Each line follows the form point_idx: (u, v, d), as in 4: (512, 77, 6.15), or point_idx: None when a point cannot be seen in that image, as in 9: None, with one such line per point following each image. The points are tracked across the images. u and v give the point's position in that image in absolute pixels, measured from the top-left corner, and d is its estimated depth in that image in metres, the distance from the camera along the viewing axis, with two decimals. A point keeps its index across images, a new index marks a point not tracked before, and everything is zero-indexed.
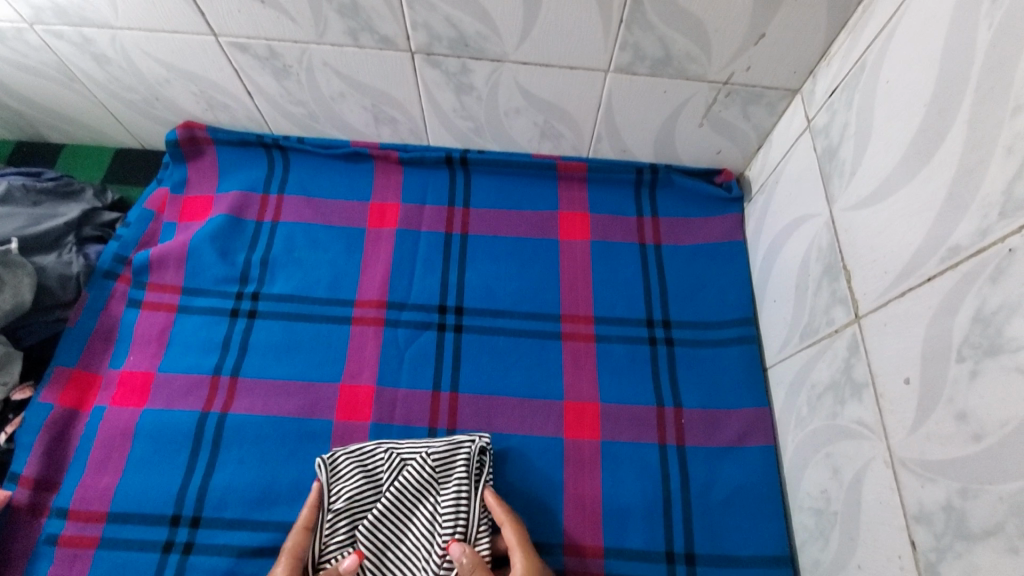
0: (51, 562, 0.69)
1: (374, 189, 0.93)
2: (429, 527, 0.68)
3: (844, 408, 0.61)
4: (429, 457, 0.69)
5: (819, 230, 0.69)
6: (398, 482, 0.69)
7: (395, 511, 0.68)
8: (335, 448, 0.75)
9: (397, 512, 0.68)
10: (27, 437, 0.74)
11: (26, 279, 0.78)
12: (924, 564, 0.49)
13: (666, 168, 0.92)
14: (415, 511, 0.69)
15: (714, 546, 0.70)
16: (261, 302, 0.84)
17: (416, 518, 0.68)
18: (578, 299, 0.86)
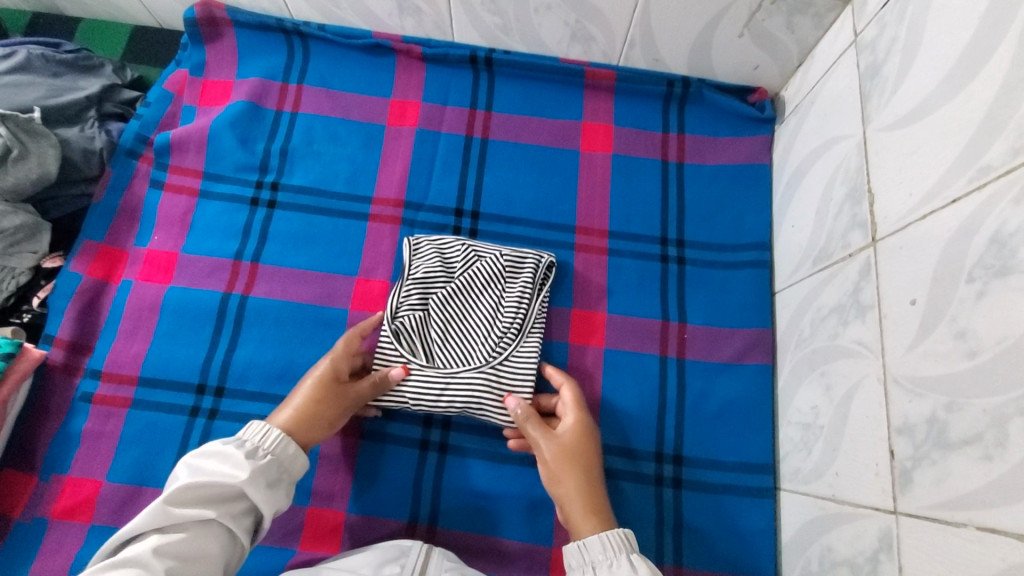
0: (86, 417, 0.74)
1: (395, 86, 0.91)
2: (492, 312, 0.75)
3: (846, 329, 0.62)
4: (503, 257, 0.78)
5: (849, 152, 0.67)
6: (470, 271, 0.77)
7: (464, 293, 0.76)
8: None
9: (467, 292, 0.76)
10: (60, 302, 0.78)
11: (50, 150, 0.80)
12: (899, 471, 0.52)
13: (699, 82, 0.89)
14: (482, 297, 0.76)
15: (702, 452, 0.75)
16: (281, 193, 0.85)
17: (480, 304, 0.76)
18: (594, 212, 0.86)
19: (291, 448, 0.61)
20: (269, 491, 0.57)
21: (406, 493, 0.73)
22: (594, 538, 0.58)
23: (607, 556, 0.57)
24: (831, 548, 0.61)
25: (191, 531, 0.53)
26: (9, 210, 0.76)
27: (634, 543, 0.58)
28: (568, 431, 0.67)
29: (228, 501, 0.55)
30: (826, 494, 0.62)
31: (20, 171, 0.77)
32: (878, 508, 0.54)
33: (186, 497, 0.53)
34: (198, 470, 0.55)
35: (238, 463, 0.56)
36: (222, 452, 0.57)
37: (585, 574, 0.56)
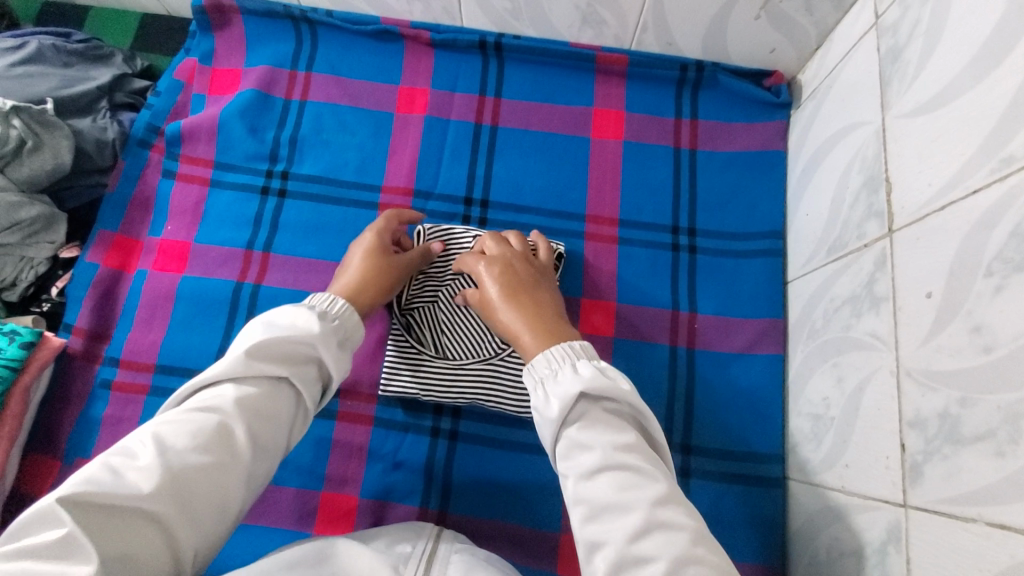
0: (106, 404, 0.76)
1: (404, 72, 0.90)
2: None
3: (859, 320, 0.62)
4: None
5: (867, 139, 0.65)
6: None
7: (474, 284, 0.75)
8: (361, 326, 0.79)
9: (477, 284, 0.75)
10: (77, 292, 0.80)
11: (64, 141, 0.80)
12: (909, 465, 0.52)
13: (713, 66, 0.87)
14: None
15: (711, 441, 0.75)
16: (291, 182, 0.85)
17: None
18: (605, 200, 0.85)
19: (355, 319, 0.60)
20: (337, 353, 0.56)
21: (417, 478, 0.74)
22: (540, 357, 0.54)
23: (553, 368, 0.53)
24: (839, 539, 0.61)
25: (266, 388, 0.52)
26: (26, 201, 0.77)
27: (583, 349, 0.54)
28: (489, 277, 0.63)
29: (300, 361, 0.54)
30: (835, 485, 0.62)
31: (35, 162, 0.78)
32: (887, 500, 0.54)
33: (265, 351, 0.52)
34: (273, 326, 0.54)
35: (313, 318, 0.55)
36: (295, 311, 0.56)
37: (537, 392, 0.52)
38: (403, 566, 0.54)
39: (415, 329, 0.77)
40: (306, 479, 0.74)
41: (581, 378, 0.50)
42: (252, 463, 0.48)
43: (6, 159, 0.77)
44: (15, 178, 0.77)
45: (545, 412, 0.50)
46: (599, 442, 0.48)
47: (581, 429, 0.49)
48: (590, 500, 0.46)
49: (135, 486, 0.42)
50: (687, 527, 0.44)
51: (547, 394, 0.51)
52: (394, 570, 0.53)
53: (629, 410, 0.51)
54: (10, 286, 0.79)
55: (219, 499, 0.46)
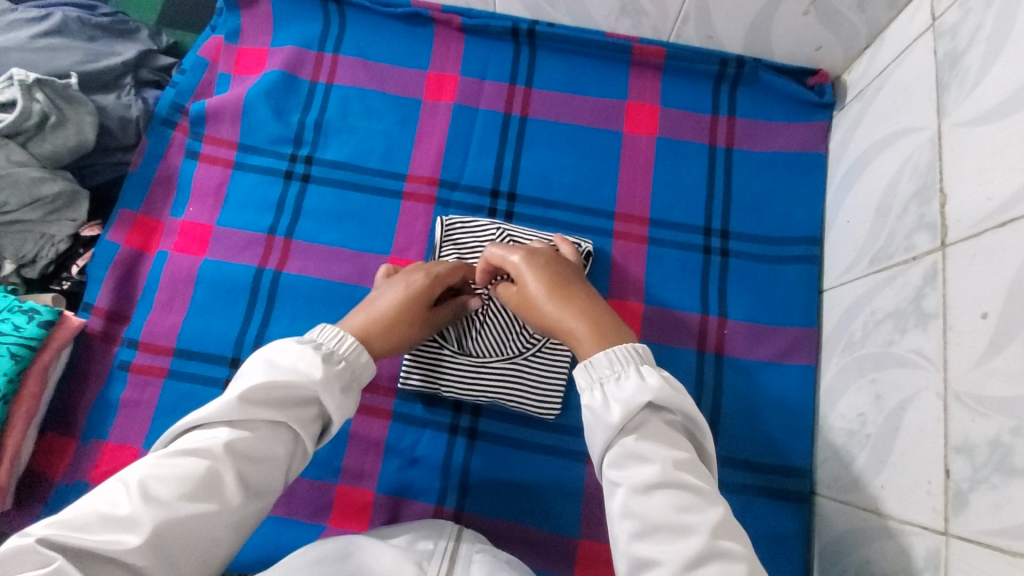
0: (124, 386, 0.75)
1: (433, 58, 0.88)
2: None
3: (903, 336, 0.59)
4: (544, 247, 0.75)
5: (920, 146, 0.62)
6: None
7: None
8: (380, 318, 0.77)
9: None
10: (98, 271, 0.79)
11: (86, 117, 0.79)
12: (954, 492, 0.50)
13: (754, 62, 0.84)
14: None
15: (737, 451, 0.73)
16: (315, 167, 0.83)
17: None
18: (636, 197, 0.82)
19: (364, 357, 0.55)
20: (342, 398, 0.51)
21: (434, 475, 0.73)
22: (599, 355, 0.51)
23: (614, 370, 0.50)
24: (870, 561, 0.59)
25: (262, 432, 0.48)
26: (48, 177, 0.77)
27: (647, 354, 0.51)
28: (528, 274, 0.59)
29: (301, 403, 0.50)
30: (868, 505, 0.60)
31: (57, 138, 0.77)
32: (927, 526, 0.52)
33: (261, 395, 0.48)
34: (276, 366, 0.50)
35: (317, 363, 0.50)
36: (299, 350, 0.51)
37: (594, 393, 0.49)
38: (426, 563, 0.53)
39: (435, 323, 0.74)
40: (322, 471, 0.73)
41: (647, 386, 0.48)
42: (244, 509, 0.46)
43: (29, 133, 0.76)
44: (36, 153, 0.77)
45: (602, 416, 0.48)
46: (659, 456, 0.45)
47: (639, 439, 0.46)
48: (641, 515, 0.44)
49: (118, 536, 0.41)
50: (744, 557, 0.42)
51: (606, 397, 0.48)
52: (418, 567, 0.52)
53: (685, 421, 0.49)
54: (31, 263, 0.78)
55: (205, 546, 0.44)
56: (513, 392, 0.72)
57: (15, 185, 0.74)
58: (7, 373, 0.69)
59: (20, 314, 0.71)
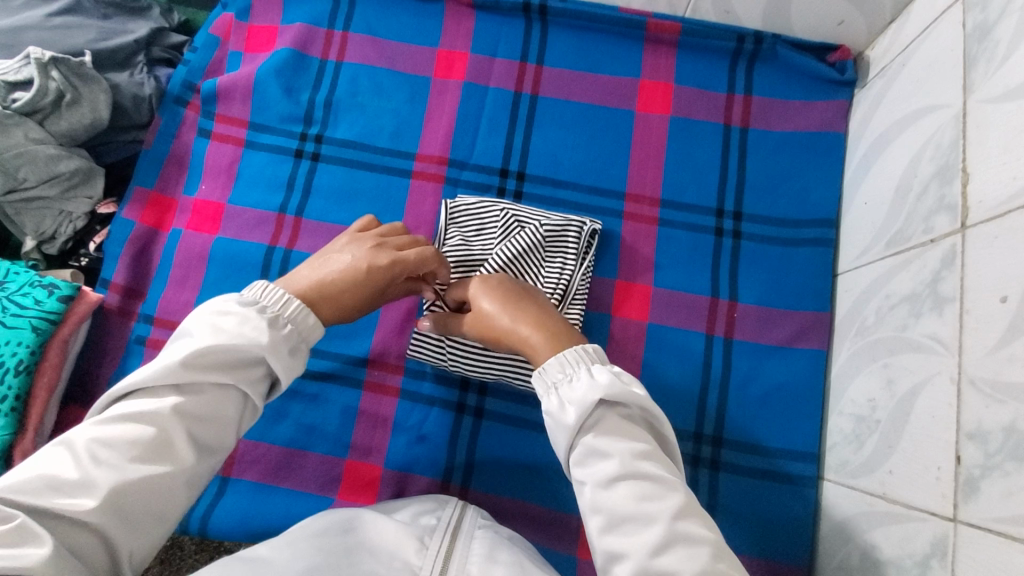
0: (140, 360, 0.77)
1: (443, 35, 0.87)
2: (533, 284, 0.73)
3: (918, 321, 0.58)
4: (544, 227, 0.74)
5: (944, 124, 0.60)
6: (506, 247, 0.72)
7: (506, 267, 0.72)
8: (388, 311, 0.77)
9: (507, 267, 0.72)
10: (114, 248, 0.81)
11: (102, 96, 0.80)
12: (964, 478, 0.49)
13: (773, 38, 0.82)
14: (523, 268, 0.72)
15: (744, 434, 0.72)
16: (324, 146, 0.83)
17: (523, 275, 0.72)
18: (647, 178, 0.81)
19: (311, 319, 0.53)
20: (290, 360, 0.50)
21: (440, 452, 0.74)
22: (551, 360, 0.50)
23: (567, 373, 0.49)
24: (875, 546, 0.59)
25: (210, 393, 0.46)
26: (64, 154, 0.78)
27: (597, 352, 0.50)
28: (481, 292, 0.60)
29: (246, 364, 0.48)
30: (876, 490, 0.60)
31: (74, 116, 0.78)
32: (935, 513, 0.51)
33: (205, 357, 0.46)
34: (215, 330, 0.47)
35: (262, 326, 0.48)
36: (240, 314, 0.48)
37: (550, 399, 0.48)
38: (429, 538, 0.54)
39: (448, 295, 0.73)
40: (331, 446, 0.74)
41: (598, 384, 0.47)
42: (196, 468, 0.46)
43: (46, 111, 0.77)
44: (54, 131, 0.78)
45: (560, 419, 0.47)
46: (617, 450, 0.45)
47: (598, 436, 0.46)
48: (608, 510, 0.43)
49: (73, 498, 0.40)
50: (708, 541, 0.42)
51: (561, 400, 0.47)
52: (419, 541, 0.53)
53: (643, 413, 0.48)
54: (50, 239, 0.81)
55: (163, 506, 0.43)
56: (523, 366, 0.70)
57: (33, 161, 0.76)
58: (29, 346, 0.71)
59: (39, 289, 0.73)
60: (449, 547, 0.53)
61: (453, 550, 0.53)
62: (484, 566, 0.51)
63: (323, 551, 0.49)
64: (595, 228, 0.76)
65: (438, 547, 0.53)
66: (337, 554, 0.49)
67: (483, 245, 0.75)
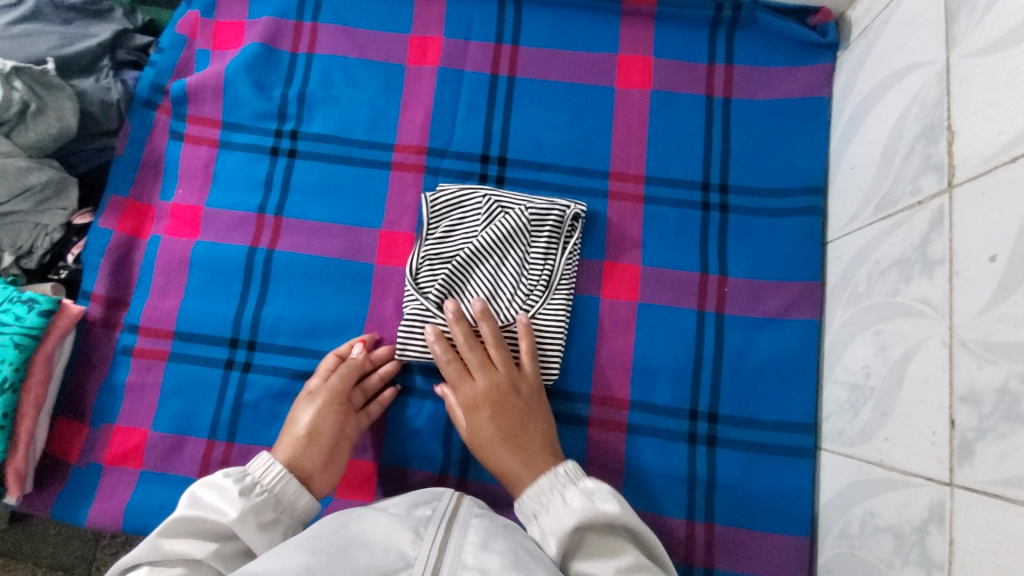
0: (129, 369, 0.77)
1: (414, 20, 0.84)
2: (519, 267, 0.74)
3: (908, 285, 0.57)
4: (528, 210, 0.74)
5: (928, 82, 0.58)
6: (491, 229, 0.74)
7: (491, 249, 0.74)
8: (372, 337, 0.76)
9: (491, 251, 0.74)
10: (93, 258, 0.80)
11: (67, 103, 0.78)
12: (959, 442, 0.48)
13: (752, 4, 0.80)
14: (507, 251, 0.74)
15: (739, 409, 0.72)
16: (301, 142, 0.82)
17: (507, 258, 0.74)
18: (630, 155, 0.79)
19: (290, 487, 0.62)
20: (263, 530, 0.57)
21: (436, 445, 0.74)
22: (530, 489, 0.62)
23: (546, 499, 0.60)
24: (874, 514, 0.58)
25: (180, 571, 0.51)
26: (34, 166, 0.76)
27: (569, 474, 0.61)
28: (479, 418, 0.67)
29: (223, 540, 0.55)
30: (873, 458, 0.59)
31: (40, 126, 0.76)
32: (931, 477, 0.51)
33: (183, 531, 0.53)
34: (196, 501, 0.56)
35: (235, 496, 0.56)
36: (221, 484, 0.58)
37: (535, 527, 0.59)
38: (424, 529, 0.53)
39: (429, 290, 0.73)
40: None
41: (574, 508, 0.57)
42: None
43: (11, 123, 0.75)
44: (21, 143, 0.76)
45: (546, 546, 0.57)
46: (602, 569, 0.53)
47: (582, 559, 0.54)
48: None
49: None
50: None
51: (545, 528, 0.58)
52: (414, 534, 0.52)
53: (621, 531, 0.56)
54: (27, 254, 0.80)
55: None
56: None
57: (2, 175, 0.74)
58: (12, 363, 0.70)
59: (20, 304, 0.72)
60: (443, 538, 0.52)
61: (447, 540, 0.52)
62: (478, 556, 0.50)
63: (314, 551, 0.48)
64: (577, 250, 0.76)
65: (433, 537, 0.52)
66: (330, 553, 0.48)
67: (467, 231, 0.75)
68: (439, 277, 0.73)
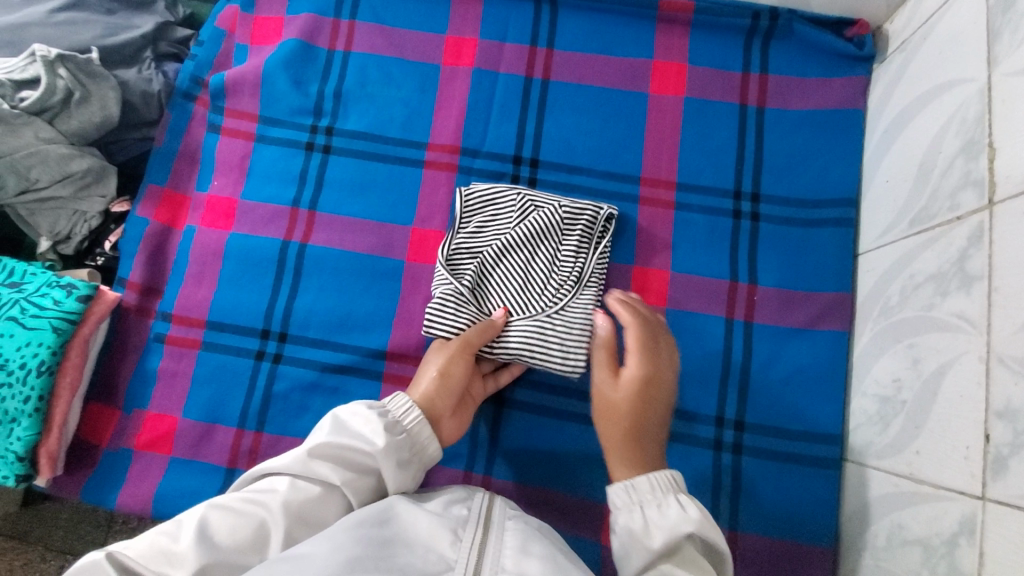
0: (161, 356, 0.78)
1: (451, 20, 0.85)
2: (549, 265, 0.74)
3: (944, 300, 0.57)
4: (562, 209, 0.74)
5: (968, 98, 0.58)
6: (523, 225, 0.74)
7: (522, 244, 0.74)
8: (398, 335, 0.77)
9: (521, 246, 0.74)
10: (130, 246, 0.81)
11: (110, 92, 0.79)
12: (993, 457, 0.49)
13: (789, 14, 0.80)
14: (538, 248, 0.74)
15: (766, 418, 0.72)
16: (335, 138, 0.83)
17: (537, 256, 0.74)
18: (662, 161, 0.80)
19: (426, 432, 0.61)
20: (400, 470, 0.57)
21: (462, 442, 0.74)
22: (643, 479, 0.56)
23: (655, 497, 0.55)
24: (902, 526, 0.59)
25: (318, 494, 0.54)
26: (77, 153, 0.78)
27: (683, 485, 0.56)
28: (632, 391, 0.64)
29: (361, 473, 0.56)
30: (902, 471, 0.60)
31: (83, 114, 0.77)
32: (963, 491, 0.51)
33: (328, 452, 0.56)
34: (342, 428, 0.57)
35: (379, 431, 0.57)
36: (367, 415, 0.59)
37: (632, 514, 0.54)
38: (461, 530, 0.54)
39: (466, 274, 0.74)
40: None
41: (687, 515, 0.52)
42: None
43: (55, 110, 0.76)
44: (65, 131, 0.77)
45: (642, 540, 0.52)
46: None
47: (675, 566, 0.49)
48: None
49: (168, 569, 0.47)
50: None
51: (647, 520, 0.53)
52: (454, 535, 0.52)
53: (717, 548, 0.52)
54: (66, 240, 0.81)
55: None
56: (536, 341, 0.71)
57: (45, 161, 0.76)
58: (50, 346, 0.71)
59: (59, 289, 0.73)
60: (482, 540, 0.52)
61: (486, 543, 0.52)
62: (518, 559, 0.50)
63: (363, 541, 0.48)
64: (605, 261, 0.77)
65: (472, 539, 0.52)
66: (377, 547, 0.48)
67: (498, 228, 0.76)
68: (477, 263, 0.75)
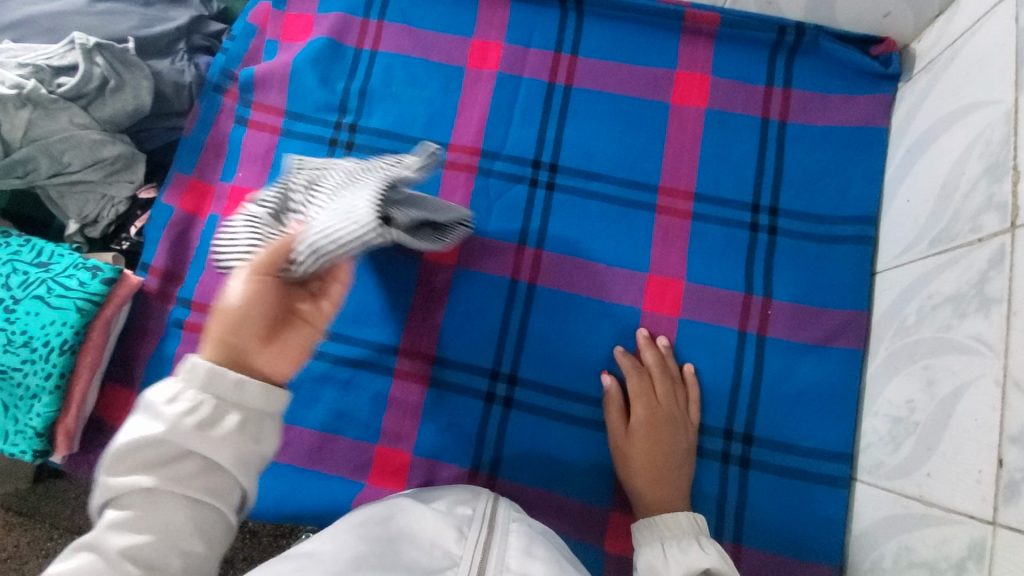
0: (178, 341, 0.80)
1: (477, 24, 0.86)
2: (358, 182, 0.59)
3: (962, 322, 0.56)
4: (396, 158, 0.66)
5: (994, 120, 0.58)
6: (351, 163, 0.65)
7: (352, 168, 0.63)
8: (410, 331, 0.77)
9: (344, 172, 0.63)
10: (154, 232, 0.83)
11: (143, 82, 0.81)
12: (1006, 482, 0.48)
13: (815, 30, 0.80)
14: (375, 169, 0.63)
15: (774, 433, 0.72)
16: (358, 135, 0.84)
17: (337, 177, 0.62)
18: (681, 171, 0.80)
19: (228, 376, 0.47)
20: (202, 436, 0.45)
21: (469, 441, 0.75)
22: (666, 517, 0.64)
23: (676, 534, 0.63)
24: (910, 548, 0.58)
25: (139, 505, 0.46)
26: (108, 140, 0.80)
27: (703, 527, 0.64)
28: (644, 441, 0.70)
29: (174, 460, 0.46)
30: (912, 493, 0.59)
31: (117, 102, 0.80)
32: (973, 515, 0.51)
33: (117, 464, 0.46)
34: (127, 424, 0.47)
35: (158, 411, 0.46)
36: (146, 401, 0.47)
37: (656, 549, 0.62)
38: (467, 529, 0.54)
39: (268, 200, 0.60)
40: (361, 432, 0.76)
41: (706, 554, 0.59)
42: None
43: (90, 97, 0.78)
44: (99, 118, 0.80)
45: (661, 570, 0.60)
46: None
47: None
48: None
49: None
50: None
51: (666, 554, 0.61)
52: (459, 532, 0.53)
53: None
54: (93, 223, 0.83)
55: None
56: (326, 240, 0.52)
57: (78, 147, 0.78)
58: (73, 325, 0.73)
59: (84, 271, 0.75)
60: (487, 539, 0.53)
61: (491, 542, 0.52)
62: (522, 561, 0.50)
63: (367, 539, 0.51)
64: (465, 220, 0.71)
65: (477, 537, 0.53)
66: (381, 544, 0.51)
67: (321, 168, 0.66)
68: (286, 188, 0.61)
